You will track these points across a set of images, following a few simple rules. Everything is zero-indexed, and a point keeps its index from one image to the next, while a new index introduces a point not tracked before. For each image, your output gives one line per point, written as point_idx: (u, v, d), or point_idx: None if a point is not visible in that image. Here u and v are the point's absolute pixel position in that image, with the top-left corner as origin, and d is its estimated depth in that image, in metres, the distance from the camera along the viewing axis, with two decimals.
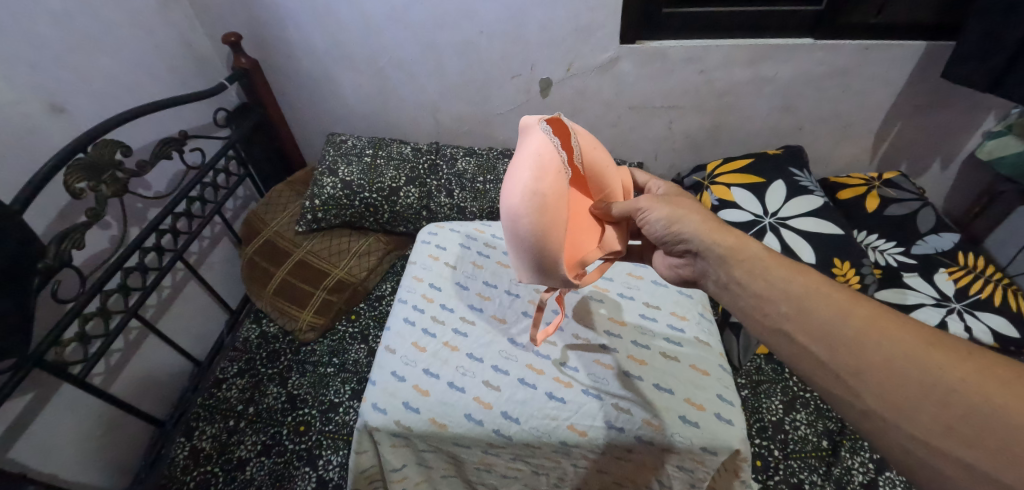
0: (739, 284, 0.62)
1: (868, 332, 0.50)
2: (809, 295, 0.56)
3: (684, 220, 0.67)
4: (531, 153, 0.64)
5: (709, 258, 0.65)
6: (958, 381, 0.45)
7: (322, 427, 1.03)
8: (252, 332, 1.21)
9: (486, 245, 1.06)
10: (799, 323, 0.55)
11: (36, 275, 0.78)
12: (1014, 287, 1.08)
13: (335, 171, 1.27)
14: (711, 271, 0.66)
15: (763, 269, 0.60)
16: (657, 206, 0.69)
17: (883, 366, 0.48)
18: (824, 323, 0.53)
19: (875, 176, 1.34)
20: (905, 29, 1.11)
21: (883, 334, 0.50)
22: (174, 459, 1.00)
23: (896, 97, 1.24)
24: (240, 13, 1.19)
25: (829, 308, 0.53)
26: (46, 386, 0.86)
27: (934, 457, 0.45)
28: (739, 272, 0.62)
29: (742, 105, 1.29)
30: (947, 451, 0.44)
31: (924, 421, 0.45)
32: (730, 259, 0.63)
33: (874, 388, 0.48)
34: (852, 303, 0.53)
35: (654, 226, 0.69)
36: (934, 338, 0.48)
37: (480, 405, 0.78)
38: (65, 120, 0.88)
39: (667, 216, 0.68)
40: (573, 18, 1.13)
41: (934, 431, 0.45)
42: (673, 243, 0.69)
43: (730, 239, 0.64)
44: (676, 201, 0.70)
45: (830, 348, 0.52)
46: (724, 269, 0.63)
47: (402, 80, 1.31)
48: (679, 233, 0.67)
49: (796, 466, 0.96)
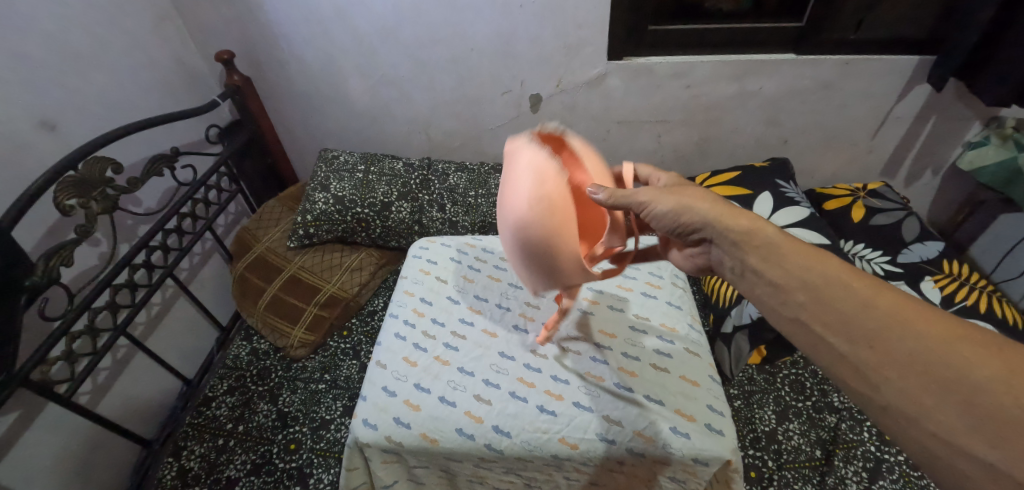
0: (754, 272, 0.62)
1: (897, 325, 0.48)
2: (827, 283, 0.54)
3: (690, 211, 0.67)
4: (531, 158, 0.62)
5: (724, 246, 0.66)
6: (983, 380, 0.43)
7: (312, 444, 1.02)
8: (242, 349, 1.20)
9: (477, 259, 1.07)
10: (817, 316, 0.54)
11: (23, 292, 0.77)
12: (999, 294, 1.10)
13: (326, 186, 1.28)
14: (726, 259, 0.66)
15: (780, 255, 0.60)
16: (658, 196, 0.68)
17: (908, 361, 0.47)
18: (843, 314, 0.52)
19: (860, 187, 1.37)
20: (883, 45, 1.15)
21: (907, 330, 0.48)
22: (162, 480, 0.97)
23: (877, 109, 1.27)
24: (234, 32, 1.21)
25: (851, 300, 0.52)
26: (30, 406, 0.84)
27: (955, 454, 0.43)
28: (755, 259, 0.62)
29: (728, 118, 1.32)
30: (966, 447, 0.43)
31: (944, 417, 0.44)
32: (745, 245, 0.63)
33: (898, 381, 0.47)
34: (877, 294, 0.51)
35: (659, 214, 0.69)
36: (965, 338, 0.45)
37: (471, 420, 0.78)
38: (55, 137, 0.89)
39: (673, 206, 0.68)
40: (560, 35, 1.16)
41: (954, 426, 0.43)
42: (682, 228, 0.70)
43: (743, 223, 0.64)
44: (679, 188, 0.69)
45: (853, 342, 0.50)
46: (739, 255, 0.64)
47: (395, 96, 1.32)
48: (689, 220, 0.68)
49: (791, 476, 0.96)
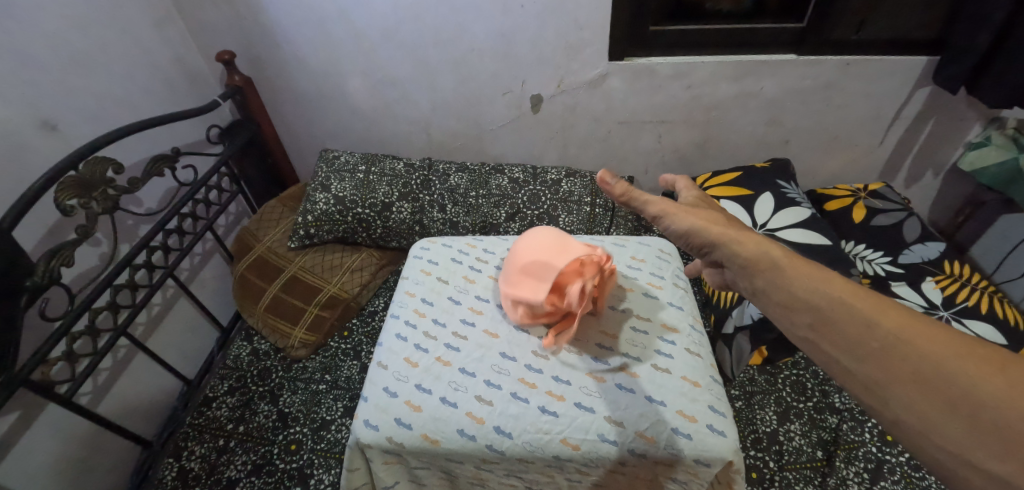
0: (762, 294, 0.54)
1: (903, 338, 0.42)
2: (822, 298, 0.48)
3: (703, 233, 0.62)
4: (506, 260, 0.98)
5: (734, 271, 0.59)
6: (994, 395, 0.37)
7: (313, 445, 1.02)
8: (242, 350, 1.19)
9: (478, 259, 1.07)
10: (821, 330, 0.47)
11: (24, 292, 0.77)
12: (999, 295, 1.10)
13: (327, 186, 1.28)
14: (739, 283, 0.59)
15: (786, 278, 0.52)
16: (673, 211, 0.64)
17: (915, 375, 0.40)
18: (845, 327, 0.45)
19: (861, 187, 1.37)
20: (885, 46, 1.15)
21: (914, 343, 0.42)
22: (162, 480, 0.97)
23: (878, 109, 1.27)
24: (234, 32, 1.21)
25: (849, 317, 0.45)
26: (31, 406, 0.84)
27: (968, 474, 0.37)
28: (761, 283, 0.54)
29: (729, 119, 1.31)
30: (979, 466, 0.37)
31: (958, 435, 0.38)
32: (752, 270, 0.56)
33: (906, 397, 0.40)
34: (878, 307, 0.45)
35: (670, 230, 0.65)
36: (974, 352, 0.40)
37: (473, 421, 0.78)
38: (56, 137, 0.89)
39: (686, 225, 0.63)
40: (562, 36, 1.15)
41: (968, 444, 0.37)
42: (696, 249, 0.65)
43: (749, 248, 0.57)
44: (696, 209, 0.64)
45: (858, 356, 0.44)
46: (748, 280, 0.56)
47: (396, 97, 1.32)
48: (701, 243, 0.63)
49: (791, 477, 0.96)
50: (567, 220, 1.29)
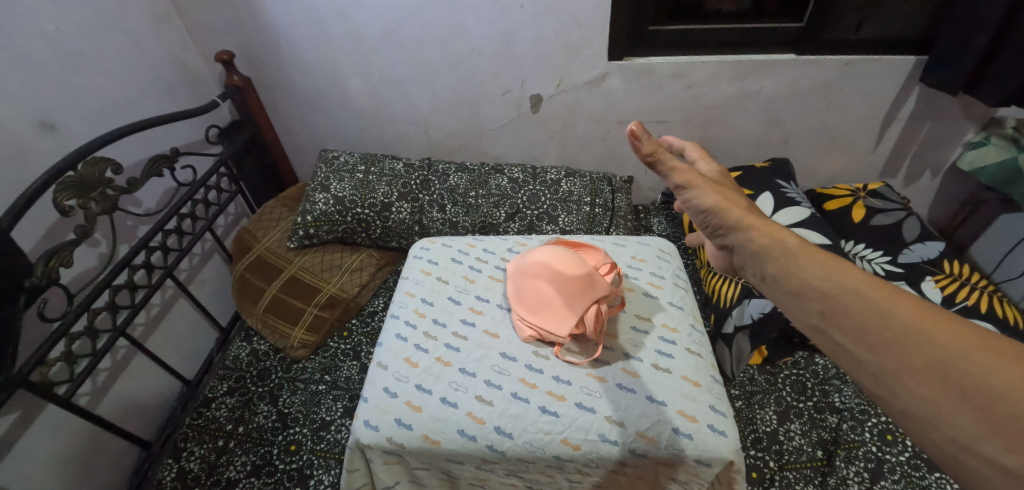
0: (772, 282, 0.52)
1: (918, 328, 0.40)
2: (833, 288, 0.46)
3: (723, 214, 0.58)
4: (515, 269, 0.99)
5: (744, 256, 0.57)
6: (1007, 386, 0.35)
7: (312, 446, 1.02)
8: (242, 350, 1.19)
9: (478, 259, 1.07)
10: (832, 318, 0.45)
11: (23, 293, 0.76)
12: (999, 294, 1.09)
13: (327, 186, 1.28)
14: (747, 268, 0.57)
15: (798, 266, 0.50)
16: (698, 185, 0.60)
17: (929, 366, 0.39)
18: (858, 317, 0.43)
19: (860, 187, 1.37)
20: (884, 45, 1.15)
21: (927, 333, 0.40)
22: (161, 481, 0.97)
23: (878, 109, 1.27)
24: (233, 32, 1.21)
25: (860, 306, 0.44)
26: (31, 407, 0.84)
27: (974, 463, 0.36)
28: (772, 269, 0.52)
29: (729, 118, 1.31)
30: (986, 455, 0.36)
31: (967, 425, 0.37)
32: (762, 255, 0.54)
33: (918, 388, 0.39)
34: (893, 296, 0.43)
35: (691, 205, 0.61)
36: (990, 344, 0.38)
37: (473, 421, 0.78)
38: (54, 137, 0.88)
39: (709, 203, 0.59)
40: (561, 35, 1.15)
41: (976, 433, 0.36)
42: (712, 230, 0.61)
43: (763, 233, 0.55)
44: (720, 186, 0.60)
45: (869, 346, 0.42)
46: (758, 265, 0.54)
47: (395, 97, 1.32)
48: (719, 225, 0.59)
49: (792, 477, 0.96)
50: (567, 219, 1.28)
